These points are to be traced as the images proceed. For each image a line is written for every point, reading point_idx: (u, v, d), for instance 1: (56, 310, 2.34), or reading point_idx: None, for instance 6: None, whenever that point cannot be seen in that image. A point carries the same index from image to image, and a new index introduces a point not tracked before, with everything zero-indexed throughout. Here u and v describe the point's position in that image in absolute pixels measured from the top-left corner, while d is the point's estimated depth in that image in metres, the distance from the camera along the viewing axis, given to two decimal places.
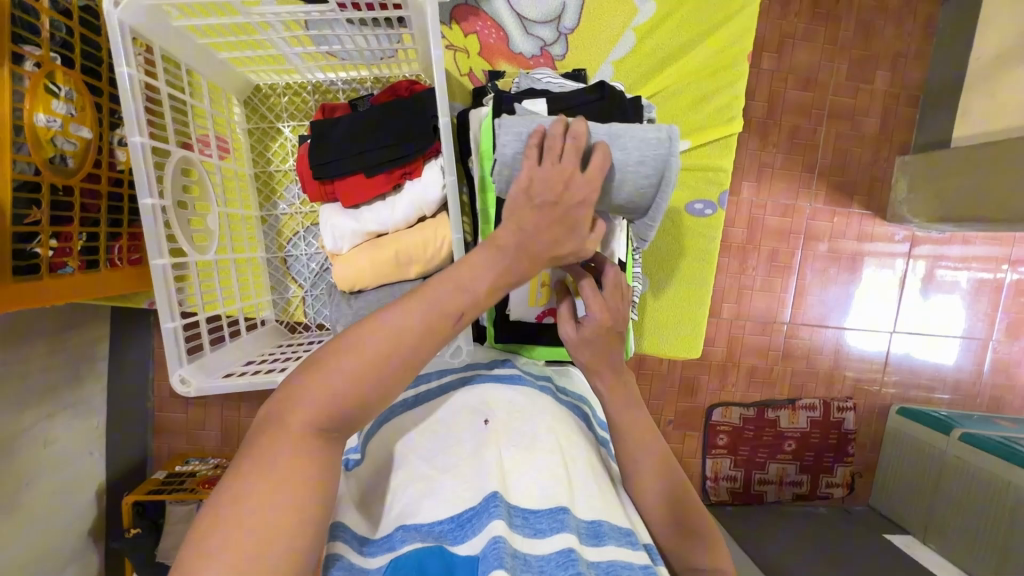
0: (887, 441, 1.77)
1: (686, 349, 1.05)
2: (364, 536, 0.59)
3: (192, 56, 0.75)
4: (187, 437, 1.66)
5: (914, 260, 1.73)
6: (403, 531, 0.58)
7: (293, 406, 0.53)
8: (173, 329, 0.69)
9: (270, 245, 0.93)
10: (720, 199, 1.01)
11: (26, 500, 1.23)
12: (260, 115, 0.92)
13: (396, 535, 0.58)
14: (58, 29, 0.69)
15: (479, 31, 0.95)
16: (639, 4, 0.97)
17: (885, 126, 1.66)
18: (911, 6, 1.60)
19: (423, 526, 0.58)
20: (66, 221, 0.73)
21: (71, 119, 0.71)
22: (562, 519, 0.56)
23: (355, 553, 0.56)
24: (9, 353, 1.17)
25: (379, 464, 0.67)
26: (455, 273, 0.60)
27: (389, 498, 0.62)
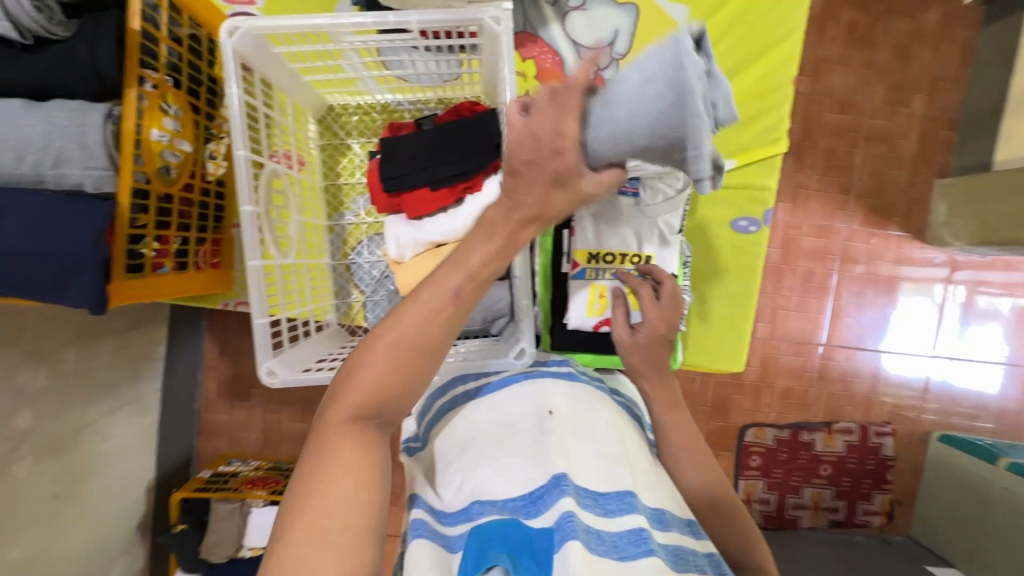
0: (929, 468, 1.73)
1: (731, 363, 1.06)
2: (440, 510, 0.67)
3: (283, 79, 0.82)
4: (229, 439, 1.69)
5: (954, 285, 1.71)
6: (478, 505, 0.64)
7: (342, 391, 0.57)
8: (262, 325, 0.74)
9: (336, 253, 1.00)
10: (765, 216, 1.03)
11: (87, 490, 1.30)
12: (332, 133, 1.00)
13: (472, 508, 0.64)
14: (170, 55, 0.78)
15: (536, 56, 1.02)
16: (688, 31, 1.02)
17: (923, 149, 1.66)
18: (947, 32, 1.62)
19: (497, 500, 0.64)
20: (166, 226, 0.82)
21: (177, 135, 0.79)
22: (631, 502, 0.61)
23: (435, 521, 0.66)
24: (83, 349, 1.26)
25: (448, 450, 0.73)
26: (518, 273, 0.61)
27: (455, 479, 0.69)
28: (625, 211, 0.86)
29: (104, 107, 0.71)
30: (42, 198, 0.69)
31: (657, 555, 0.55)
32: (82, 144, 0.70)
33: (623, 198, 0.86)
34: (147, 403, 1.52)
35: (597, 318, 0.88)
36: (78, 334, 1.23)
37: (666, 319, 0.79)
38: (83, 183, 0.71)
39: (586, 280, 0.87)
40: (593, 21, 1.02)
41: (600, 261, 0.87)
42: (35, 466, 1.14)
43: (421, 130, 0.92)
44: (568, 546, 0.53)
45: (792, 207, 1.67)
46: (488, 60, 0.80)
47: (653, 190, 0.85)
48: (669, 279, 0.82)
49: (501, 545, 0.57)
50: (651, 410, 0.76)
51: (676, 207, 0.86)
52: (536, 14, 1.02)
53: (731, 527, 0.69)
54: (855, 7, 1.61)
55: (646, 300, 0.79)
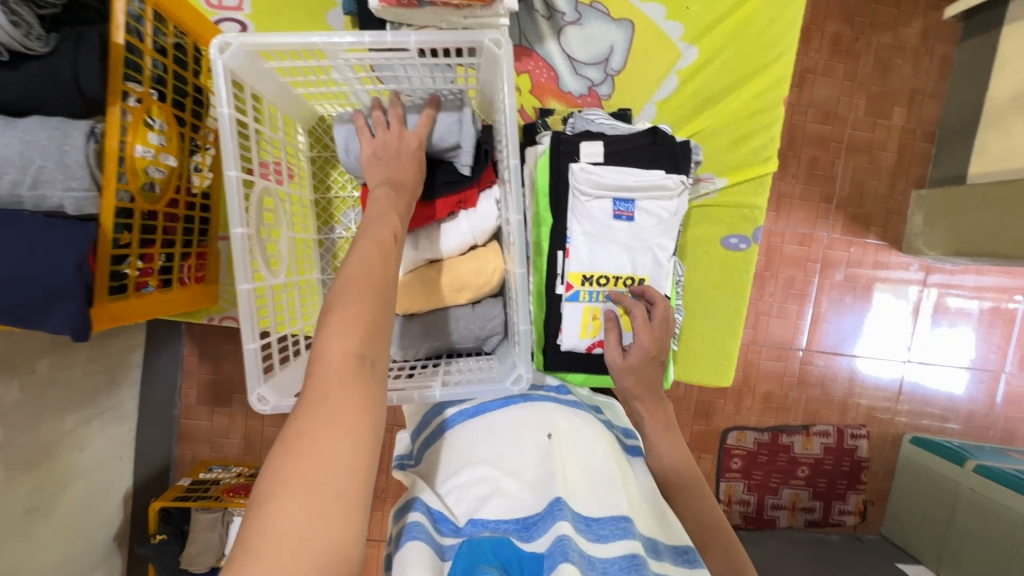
0: (900, 470, 1.80)
1: (720, 377, 1.08)
2: (439, 513, 0.64)
3: (275, 93, 0.80)
4: (210, 444, 1.66)
5: (927, 289, 1.76)
6: (471, 526, 0.63)
7: (338, 343, 0.54)
8: (252, 349, 0.72)
9: (325, 266, 0.98)
10: (754, 234, 1.05)
11: (62, 504, 1.26)
12: (323, 145, 0.96)
13: (466, 527, 0.63)
14: (155, 66, 0.75)
15: (532, 71, 1.01)
16: (683, 49, 1.03)
17: (901, 159, 1.71)
18: (927, 46, 1.66)
19: (491, 521, 0.63)
20: (150, 243, 0.79)
21: (162, 149, 0.76)
22: (625, 527, 0.61)
23: (431, 524, 0.62)
24: (57, 358, 1.21)
25: (446, 465, 0.72)
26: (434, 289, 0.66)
27: (452, 481, 0.69)
28: (620, 234, 0.87)
29: (86, 125, 0.69)
30: (21, 222, 0.66)
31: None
32: (64, 164, 0.68)
33: (619, 220, 0.86)
34: (125, 411, 1.48)
35: (591, 340, 0.88)
36: (52, 343, 1.18)
37: (657, 343, 0.81)
38: (64, 205, 0.69)
39: (579, 302, 0.88)
40: (588, 37, 1.01)
41: (594, 284, 0.88)
42: (8, 482, 1.10)
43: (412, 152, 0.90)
44: (560, 569, 0.52)
45: (776, 215, 1.70)
46: (485, 79, 0.80)
47: (647, 213, 0.87)
48: (662, 300, 0.84)
49: (492, 557, 0.57)
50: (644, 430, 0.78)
51: (668, 231, 0.88)
52: (532, 28, 1.00)
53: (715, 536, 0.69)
54: (840, 19, 1.63)
55: (639, 322, 0.81)
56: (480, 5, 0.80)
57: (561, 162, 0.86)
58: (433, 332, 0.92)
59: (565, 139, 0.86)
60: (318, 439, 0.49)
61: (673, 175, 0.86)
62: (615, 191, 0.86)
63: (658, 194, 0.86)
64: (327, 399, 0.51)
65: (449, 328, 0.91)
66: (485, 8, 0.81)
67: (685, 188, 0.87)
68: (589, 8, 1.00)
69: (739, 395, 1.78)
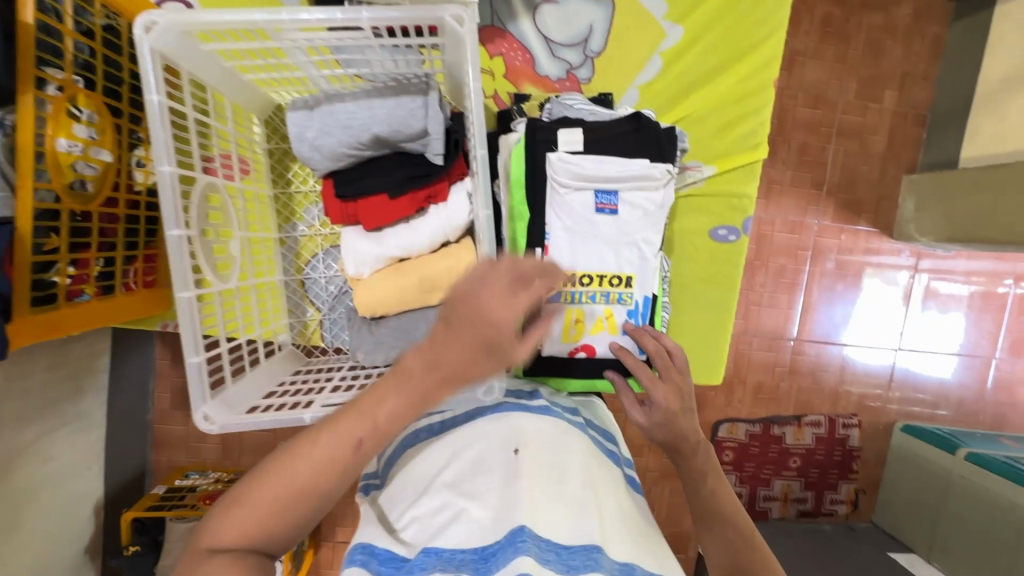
0: (891, 458, 1.77)
1: (708, 376, 1.03)
2: (385, 554, 0.58)
3: (219, 79, 0.73)
4: (186, 451, 1.59)
5: (918, 275, 1.73)
6: (424, 556, 0.56)
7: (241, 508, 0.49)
8: (195, 364, 0.66)
9: (288, 267, 0.92)
10: (744, 225, 1.00)
11: (26, 522, 1.19)
12: (280, 135, 0.89)
13: (416, 560, 0.56)
14: (80, 50, 0.68)
15: (505, 54, 0.94)
16: (666, 29, 0.96)
17: (892, 143, 1.66)
18: (918, 25, 1.61)
19: (444, 553, 0.56)
20: (84, 247, 0.72)
21: (92, 143, 0.70)
22: (596, 558, 0.56)
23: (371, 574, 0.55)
24: (13, 367, 1.14)
25: (408, 492, 0.66)
26: None
27: (407, 519, 0.62)
28: (604, 229, 0.81)
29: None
30: None
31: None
32: None
33: (601, 214, 0.81)
34: (92, 419, 1.41)
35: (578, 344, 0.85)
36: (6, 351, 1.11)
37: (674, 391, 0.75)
38: None
39: (562, 304, 0.83)
40: (566, 17, 0.94)
41: (576, 283, 0.83)
42: None
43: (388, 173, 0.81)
44: None
45: (766, 203, 1.65)
46: (451, 60, 0.75)
47: (632, 206, 0.81)
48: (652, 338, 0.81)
49: None
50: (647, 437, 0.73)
51: (655, 223, 0.83)
52: (504, 7, 0.93)
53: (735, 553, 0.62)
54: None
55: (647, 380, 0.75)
56: None
57: (538, 151, 0.80)
58: (403, 335, 0.86)
59: (541, 127, 0.79)
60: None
61: (659, 164, 0.81)
62: (596, 183, 0.80)
63: (643, 184, 0.81)
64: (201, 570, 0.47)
65: (421, 331, 0.86)
66: None
67: (672, 178, 0.82)
68: None
69: (729, 387, 1.74)
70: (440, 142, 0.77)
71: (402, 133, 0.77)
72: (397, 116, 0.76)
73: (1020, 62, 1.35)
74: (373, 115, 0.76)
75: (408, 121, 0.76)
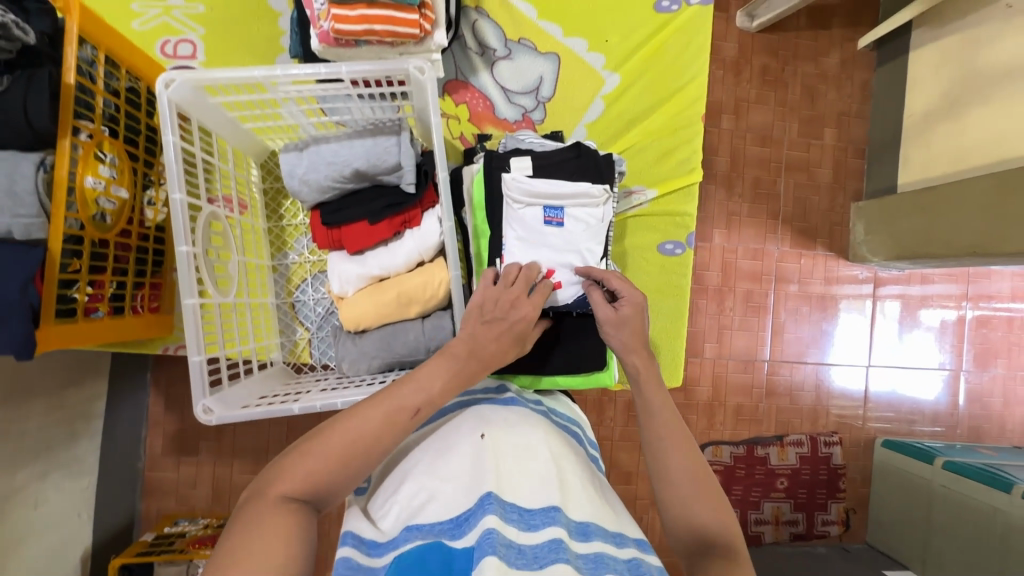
0: (876, 475, 1.81)
1: (669, 373, 1.14)
2: (371, 540, 0.62)
3: (222, 125, 0.87)
4: (176, 497, 1.57)
5: (880, 299, 1.84)
6: (406, 532, 0.62)
7: (297, 466, 0.61)
8: (197, 362, 0.79)
9: (280, 291, 1.03)
10: (687, 239, 1.15)
11: (19, 568, 1.17)
12: (274, 176, 1.03)
13: (400, 536, 0.62)
14: (107, 105, 0.84)
15: (469, 101, 1.11)
16: (605, 76, 1.14)
17: (837, 175, 1.81)
18: (846, 71, 1.80)
19: (425, 526, 0.62)
20: (100, 270, 0.86)
21: (112, 181, 0.84)
22: (554, 515, 0.62)
23: (364, 556, 0.59)
24: (13, 410, 1.16)
25: (389, 484, 0.71)
26: (445, 367, 0.74)
27: (389, 504, 0.67)
28: (552, 238, 0.93)
29: (36, 156, 0.77)
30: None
31: (571, 564, 0.56)
32: (12, 193, 0.74)
33: (549, 226, 0.94)
34: (83, 465, 1.41)
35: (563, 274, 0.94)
36: (9, 394, 1.15)
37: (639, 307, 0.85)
38: (12, 230, 0.75)
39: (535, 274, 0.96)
40: (519, 70, 1.12)
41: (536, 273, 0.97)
42: None
43: (369, 205, 0.93)
44: (486, 561, 0.54)
45: (727, 233, 1.76)
46: (418, 106, 0.89)
47: (576, 219, 0.94)
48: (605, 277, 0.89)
49: (420, 571, 0.56)
50: (642, 380, 0.79)
51: (597, 235, 0.95)
52: (466, 63, 1.11)
53: (698, 517, 0.68)
54: (767, 52, 1.75)
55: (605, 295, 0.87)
56: (413, 42, 0.90)
57: (494, 177, 0.94)
58: (380, 347, 0.96)
59: (496, 157, 0.95)
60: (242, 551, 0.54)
61: (597, 184, 0.95)
62: (545, 199, 0.93)
63: (586, 201, 0.94)
64: (263, 509, 0.58)
65: (400, 342, 0.96)
66: (417, 45, 0.91)
67: (609, 196, 0.95)
68: (517, 45, 1.11)
69: (710, 411, 1.78)
70: (412, 174, 0.90)
71: (379, 167, 0.89)
72: (376, 152, 0.89)
73: (940, 98, 1.52)
74: (353, 153, 0.89)
75: (385, 155, 0.89)
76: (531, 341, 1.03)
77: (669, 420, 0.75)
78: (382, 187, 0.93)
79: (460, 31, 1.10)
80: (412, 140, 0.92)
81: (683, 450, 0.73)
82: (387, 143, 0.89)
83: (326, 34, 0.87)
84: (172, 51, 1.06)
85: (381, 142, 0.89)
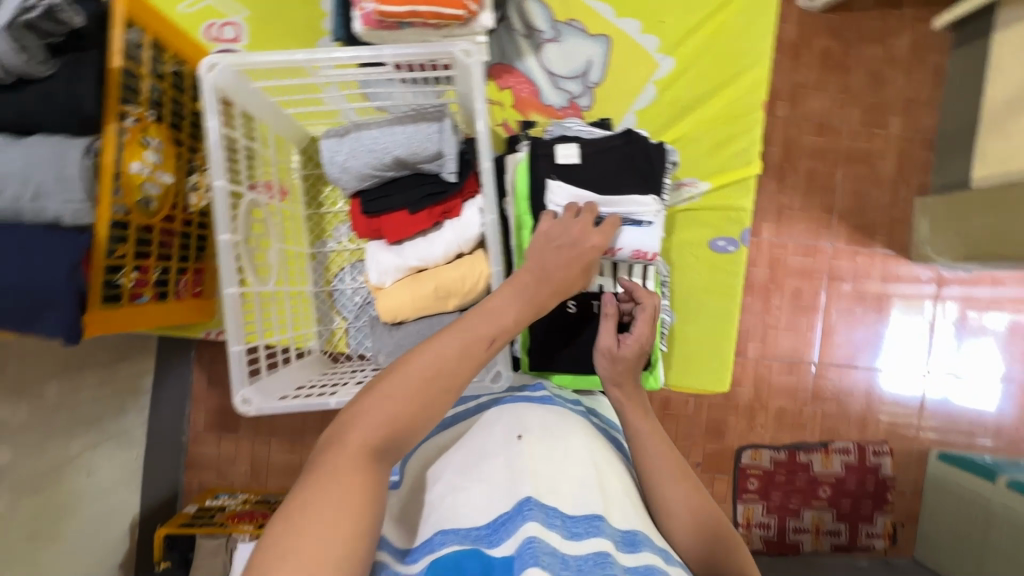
0: (929, 490, 1.68)
1: (714, 377, 1.09)
2: (405, 549, 0.61)
3: (264, 111, 0.86)
4: (217, 471, 1.58)
5: (942, 301, 1.69)
6: (442, 535, 0.59)
7: (359, 431, 0.56)
8: (237, 353, 0.79)
9: (318, 280, 1.02)
10: (742, 236, 1.08)
11: (70, 533, 1.22)
12: (315, 163, 1.01)
13: (435, 539, 0.59)
14: (152, 90, 0.85)
15: (513, 86, 1.06)
16: (659, 60, 1.07)
17: (902, 167, 1.67)
18: (917, 55, 1.65)
19: (460, 530, 0.59)
20: (146, 256, 0.88)
21: (157, 167, 0.85)
22: (598, 526, 0.58)
23: (398, 564, 0.58)
24: (65, 382, 1.21)
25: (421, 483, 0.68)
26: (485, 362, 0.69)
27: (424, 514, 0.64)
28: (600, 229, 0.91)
29: (83, 142, 0.76)
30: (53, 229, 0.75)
31: None
32: (61, 177, 0.74)
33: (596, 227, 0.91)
34: (131, 437, 1.46)
35: (632, 248, 0.92)
36: (60, 366, 1.19)
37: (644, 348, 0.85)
38: (60, 215, 0.75)
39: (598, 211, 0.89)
40: (567, 53, 1.06)
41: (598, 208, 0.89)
42: (13, 505, 1.06)
43: (407, 196, 0.90)
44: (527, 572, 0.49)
45: (777, 227, 1.66)
46: (462, 91, 0.85)
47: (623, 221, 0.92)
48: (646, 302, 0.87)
49: None
50: (626, 416, 0.81)
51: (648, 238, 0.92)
52: (512, 46, 1.06)
53: (694, 558, 0.68)
54: (828, 34, 1.63)
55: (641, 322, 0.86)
56: (459, 24, 0.86)
57: (538, 165, 0.90)
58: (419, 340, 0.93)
59: (543, 143, 0.91)
60: (308, 522, 0.51)
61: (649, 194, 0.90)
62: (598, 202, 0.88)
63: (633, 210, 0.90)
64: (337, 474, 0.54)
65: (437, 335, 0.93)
66: (462, 27, 0.86)
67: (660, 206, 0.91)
68: (565, 26, 1.06)
69: (750, 412, 1.70)
70: (454, 164, 0.87)
71: (419, 155, 0.86)
72: (416, 139, 0.85)
73: None
74: (394, 140, 0.86)
75: (426, 143, 0.85)
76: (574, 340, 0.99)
77: (659, 443, 0.76)
78: (422, 177, 0.90)
79: (506, 11, 1.05)
80: (455, 127, 0.88)
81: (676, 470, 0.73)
82: (431, 131, 0.85)
83: (369, 16, 0.83)
84: (216, 34, 1.05)
85: (422, 129, 0.86)
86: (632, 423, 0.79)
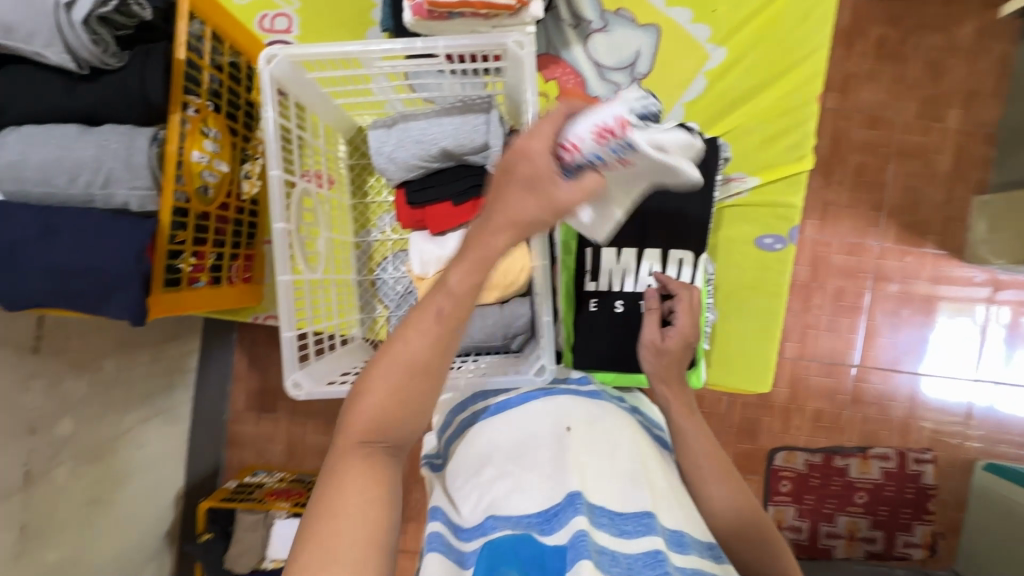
0: (974, 503, 1.59)
1: (754, 378, 1.07)
2: (459, 523, 0.65)
3: (317, 101, 0.89)
4: (255, 450, 1.62)
5: (996, 305, 1.60)
6: (493, 519, 0.62)
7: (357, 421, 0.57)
8: (289, 338, 0.82)
9: (361, 268, 1.04)
10: (791, 233, 1.04)
11: (122, 501, 1.29)
12: (361, 153, 1.03)
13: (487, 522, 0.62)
14: (211, 81, 0.88)
15: (559, 78, 1.06)
16: (710, 50, 1.06)
17: (959, 163, 1.58)
18: (982, 44, 1.56)
19: (513, 516, 0.61)
20: (202, 242, 0.92)
21: (215, 156, 0.88)
22: (648, 523, 0.58)
23: (451, 536, 0.64)
24: (122, 359, 1.27)
25: (468, 466, 0.72)
26: None
27: (472, 495, 0.68)
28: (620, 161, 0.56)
29: (150, 131, 0.79)
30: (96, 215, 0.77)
31: None
32: (130, 164, 0.78)
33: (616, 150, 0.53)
34: (179, 413, 1.52)
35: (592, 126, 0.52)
36: (117, 343, 1.24)
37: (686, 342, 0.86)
38: (129, 202, 0.80)
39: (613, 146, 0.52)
40: (615, 43, 1.05)
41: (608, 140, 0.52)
42: (72, 472, 1.13)
43: (451, 188, 0.91)
44: (580, 563, 0.50)
45: (821, 224, 1.61)
46: (511, 82, 0.85)
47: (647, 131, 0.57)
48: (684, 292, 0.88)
49: (512, 560, 0.56)
50: (670, 414, 0.80)
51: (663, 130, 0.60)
52: (559, 36, 1.05)
53: (738, 559, 0.68)
54: (884, 22, 1.55)
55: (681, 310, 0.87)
56: (509, 14, 0.85)
57: None
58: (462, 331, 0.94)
59: None
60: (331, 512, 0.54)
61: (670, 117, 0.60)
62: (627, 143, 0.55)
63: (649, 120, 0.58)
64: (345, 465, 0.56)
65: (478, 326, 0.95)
66: (512, 17, 0.85)
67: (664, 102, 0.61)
68: (614, 16, 1.05)
69: (785, 414, 1.66)
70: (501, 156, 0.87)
71: (465, 146, 0.87)
72: (463, 131, 0.86)
73: None
74: (441, 131, 0.87)
75: (472, 135, 0.87)
76: (618, 335, 0.97)
77: (708, 443, 0.76)
78: (465, 169, 0.91)
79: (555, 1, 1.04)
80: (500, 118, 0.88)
81: (728, 472, 0.73)
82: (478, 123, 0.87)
83: (420, 6, 0.83)
84: (269, 24, 1.07)
85: (469, 121, 0.87)
86: (677, 419, 0.78)
